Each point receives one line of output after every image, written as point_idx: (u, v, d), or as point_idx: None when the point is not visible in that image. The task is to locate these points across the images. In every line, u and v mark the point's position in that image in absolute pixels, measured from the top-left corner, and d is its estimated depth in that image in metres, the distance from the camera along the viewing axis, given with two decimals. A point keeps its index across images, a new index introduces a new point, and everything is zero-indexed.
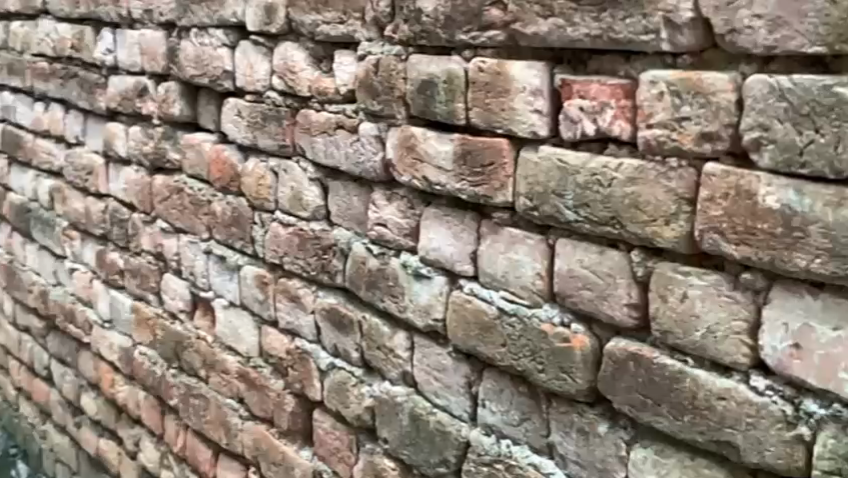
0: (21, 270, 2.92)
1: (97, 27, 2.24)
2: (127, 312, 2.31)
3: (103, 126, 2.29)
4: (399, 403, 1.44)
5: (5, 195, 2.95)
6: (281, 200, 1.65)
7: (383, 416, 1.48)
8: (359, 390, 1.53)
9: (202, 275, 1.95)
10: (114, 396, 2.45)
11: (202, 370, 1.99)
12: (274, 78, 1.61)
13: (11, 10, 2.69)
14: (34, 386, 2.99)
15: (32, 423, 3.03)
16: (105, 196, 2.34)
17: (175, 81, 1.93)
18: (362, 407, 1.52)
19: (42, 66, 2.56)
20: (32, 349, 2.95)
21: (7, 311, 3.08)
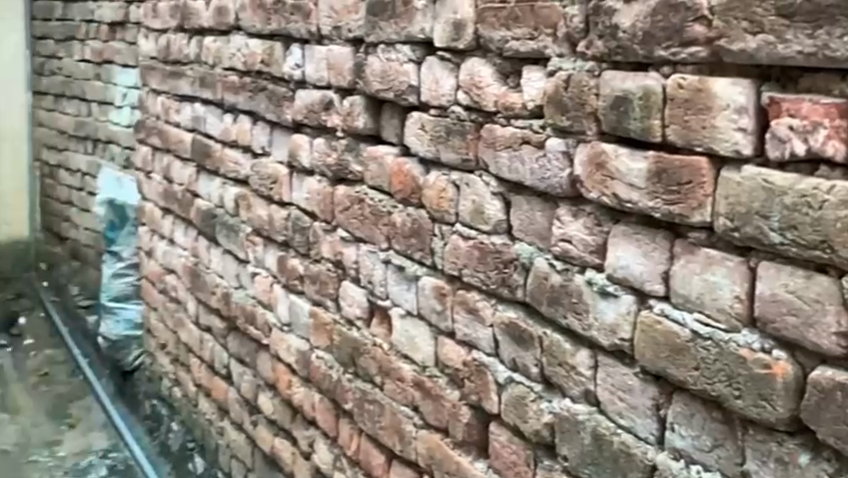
0: (205, 273, 3.06)
1: (286, 43, 2.33)
2: (305, 317, 2.38)
3: (288, 137, 2.39)
4: (581, 421, 1.43)
5: (193, 201, 3.11)
6: (462, 214, 1.67)
7: (563, 433, 1.47)
8: (538, 406, 1.53)
9: (380, 284, 1.99)
10: (290, 398, 2.53)
11: (377, 377, 2.04)
12: (459, 93, 1.64)
13: (206, 26, 2.85)
14: (213, 383, 3.13)
15: (210, 419, 3.18)
16: (287, 204, 2.43)
17: (360, 95, 1.98)
18: (541, 423, 1.52)
19: (232, 80, 2.69)
20: (213, 348, 3.09)
21: (190, 311, 3.24)
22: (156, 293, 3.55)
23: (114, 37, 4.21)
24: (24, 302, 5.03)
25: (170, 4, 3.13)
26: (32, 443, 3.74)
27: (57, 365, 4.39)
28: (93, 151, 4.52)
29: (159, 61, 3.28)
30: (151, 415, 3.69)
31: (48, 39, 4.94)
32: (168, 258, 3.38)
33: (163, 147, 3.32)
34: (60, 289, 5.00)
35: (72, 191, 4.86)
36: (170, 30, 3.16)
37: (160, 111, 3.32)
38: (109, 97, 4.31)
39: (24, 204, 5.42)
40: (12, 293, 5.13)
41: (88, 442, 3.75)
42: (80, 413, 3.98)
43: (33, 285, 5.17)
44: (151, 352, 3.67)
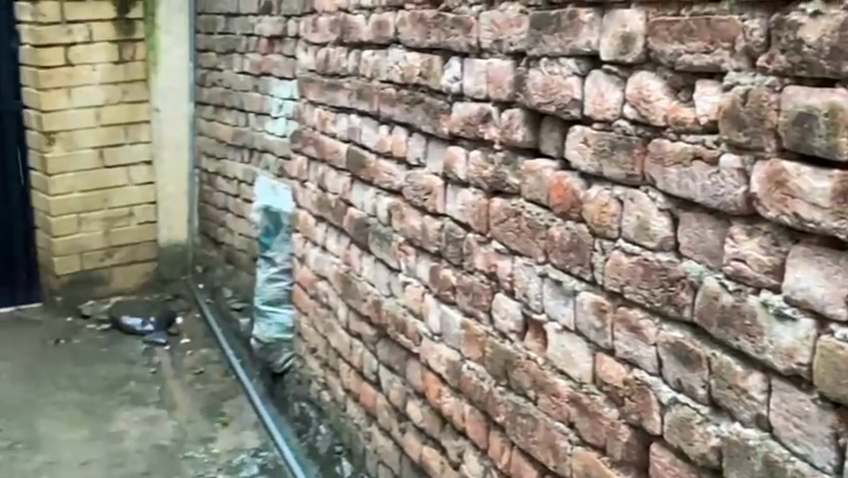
0: (357, 280, 3.13)
1: (445, 56, 2.36)
2: (457, 328, 2.40)
3: (444, 149, 2.41)
4: (751, 447, 1.43)
5: (346, 210, 3.18)
6: (626, 229, 1.66)
7: (731, 458, 1.47)
8: (704, 429, 1.52)
9: (536, 298, 1.99)
10: (440, 407, 2.56)
11: (531, 391, 2.04)
12: (626, 107, 1.63)
13: (365, 40, 2.91)
14: (362, 389, 3.19)
15: (358, 424, 3.24)
16: (440, 215, 2.45)
17: (520, 108, 1.99)
18: (707, 447, 1.52)
19: (390, 92, 2.74)
20: (363, 354, 3.15)
21: (341, 317, 3.31)
22: (307, 298, 3.64)
23: (272, 50, 4.34)
24: (181, 302, 5.29)
25: (329, 18, 3.21)
26: (188, 439, 3.89)
27: (211, 365, 4.59)
28: (249, 159, 4.68)
29: (318, 73, 3.36)
30: (299, 417, 3.78)
31: (209, 52, 5.04)
32: (321, 264, 3.46)
33: (319, 157, 3.41)
34: (214, 291, 5.18)
35: (227, 197, 4.99)
36: (329, 43, 3.24)
37: (316, 122, 3.41)
38: (266, 108, 4.45)
39: (184, 208, 5.44)
40: (170, 295, 5.40)
41: (240, 440, 3.89)
42: (232, 412, 4.13)
43: (189, 287, 5.39)
44: (301, 356, 3.76)
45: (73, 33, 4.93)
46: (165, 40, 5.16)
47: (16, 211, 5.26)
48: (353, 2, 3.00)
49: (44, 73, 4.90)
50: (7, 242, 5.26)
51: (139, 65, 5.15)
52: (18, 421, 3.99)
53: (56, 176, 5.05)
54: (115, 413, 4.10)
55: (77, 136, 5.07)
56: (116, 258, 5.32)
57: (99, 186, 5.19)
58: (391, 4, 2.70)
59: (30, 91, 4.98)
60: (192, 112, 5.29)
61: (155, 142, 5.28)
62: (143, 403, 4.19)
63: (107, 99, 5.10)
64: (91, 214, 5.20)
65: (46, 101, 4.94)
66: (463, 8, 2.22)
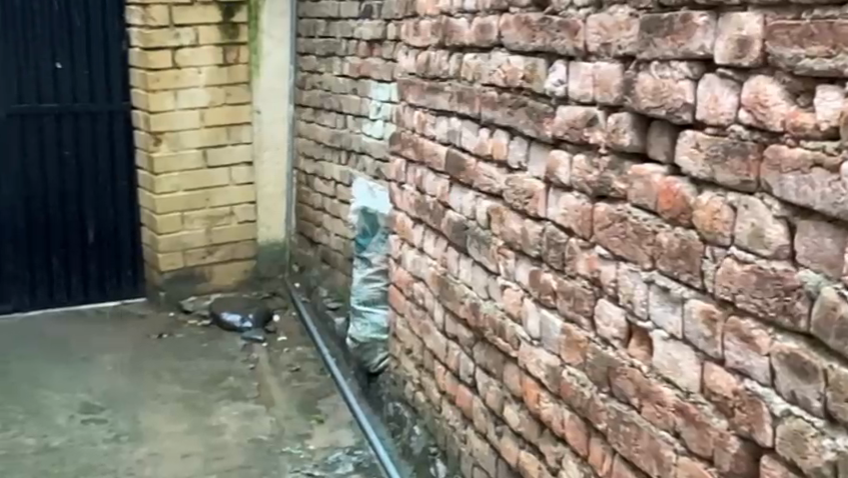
0: (454, 282, 3.13)
1: (549, 59, 2.35)
2: (557, 333, 2.38)
3: (546, 153, 2.40)
4: None
5: (444, 212, 3.20)
6: (739, 236, 1.63)
7: None
8: (819, 442, 1.48)
9: (641, 305, 1.96)
10: (538, 412, 2.54)
11: (634, 399, 2.01)
12: (741, 112, 1.60)
13: (468, 43, 2.92)
14: (458, 391, 3.19)
15: (453, 426, 3.25)
16: (541, 220, 2.44)
17: (627, 112, 1.97)
18: (822, 461, 1.48)
19: (492, 95, 2.74)
20: (459, 357, 3.15)
21: (437, 319, 3.33)
22: (403, 300, 3.66)
23: (371, 54, 4.40)
24: (278, 300, 5.41)
25: (431, 21, 3.23)
26: (286, 435, 3.96)
27: (307, 363, 4.67)
28: (347, 161, 4.74)
29: (418, 76, 3.39)
30: (394, 417, 3.81)
31: (310, 55, 5.13)
32: (418, 266, 3.48)
33: (417, 159, 3.43)
34: (310, 290, 5.26)
35: (324, 198, 5.06)
36: (430, 46, 3.26)
37: (416, 125, 3.43)
38: (365, 110, 4.50)
39: (282, 207, 5.55)
40: (267, 293, 5.51)
41: (336, 438, 3.94)
42: (327, 410, 4.19)
43: (285, 285, 5.49)
44: (396, 356, 3.79)
45: (179, 37, 5.07)
46: (267, 44, 5.28)
47: (123, 209, 5.43)
48: (455, 5, 3.01)
49: (152, 75, 5.05)
50: (114, 239, 5.45)
51: (242, 68, 5.25)
52: (123, 412, 4.13)
53: (162, 175, 5.20)
54: (215, 407, 4.20)
55: (182, 137, 5.20)
56: (217, 256, 5.42)
57: (203, 186, 5.31)
58: (495, 7, 2.70)
59: (139, 92, 5.15)
60: (291, 113, 5.41)
61: (256, 143, 5.40)
62: (242, 398, 4.29)
63: (212, 100, 5.23)
64: (194, 212, 5.32)
65: (154, 102, 5.09)
66: (570, 11, 2.21)
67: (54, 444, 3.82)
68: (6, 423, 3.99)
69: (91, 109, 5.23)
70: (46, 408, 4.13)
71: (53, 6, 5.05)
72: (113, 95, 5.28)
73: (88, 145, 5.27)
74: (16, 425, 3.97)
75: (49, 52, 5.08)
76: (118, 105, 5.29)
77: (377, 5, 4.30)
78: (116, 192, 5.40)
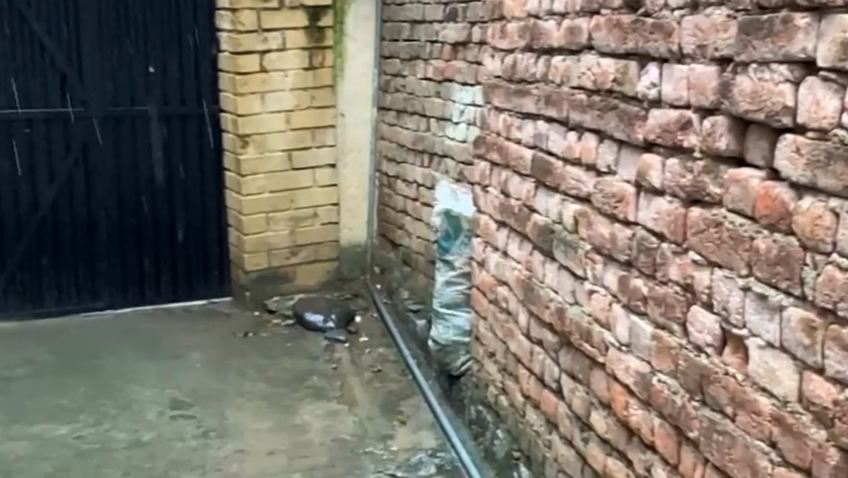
0: (539, 287, 3.12)
1: (642, 61, 2.32)
2: (647, 339, 2.35)
3: (637, 157, 2.37)
4: None
5: (529, 215, 3.19)
6: (841, 243, 1.59)
7: None
8: None
9: (737, 312, 1.92)
10: (626, 418, 2.52)
11: (728, 408, 1.98)
12: (845, 115, 1.57)
13: (556, 45, 2.90)
14: (542, 396, 3.17)
15: (537, 431, 3.24)
16: (632, 224, 2.41)
17: (724, 115, 1.93)
18: None
19: (580, 99, 2.72)
20: (544, 361, 3.14)
21: (522, 323, 3.31)
22: (486, 303, 3.66)
23: (455, 57, 4.41)
24: (360, 301, 5.46)
25: (519, 24, 3.22)
26: (369, 435, 4.00)
27: (389, 364, 4.70)
28: (429, 164, 4.75)
29: (504, 79, 3.38)
30: (476, 421, 3.81)
31: (394, 58, 5.17)
32: (502, 269, 3.47)
33: (503, 162, 3.42)
34: (391, 291, 5.30)
35: (406, 200, 5.09)
36: (517, 49, 3.25)
37: (501, 128, 3.43)
38: (448, 113, 4.51)
39: (364, 209, 5.60)
40: (349, 293, 5.56)
41: (418, 440, 3.96)
42: (410, 412, 4.21)
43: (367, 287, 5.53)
44: (478, 359, 3.79)
45: (268, 41, 5.16)
46: (352, 47, 5.34)
47: (212, 210, 5.55)
48: (544, 8, 3.00)
49: (241, 79, 5.15)
50: (202, 239, 5.57)
51: (327, 72, 5.32)
52: (210, 409, 4.21)
53: (248, 177, 5.29)
54: (299, 405, 4.26)
55: (268, 139, 5.29)
56: (300, 256, 5.50)
57: (288, 187, 5.39)
58: (585, 9, 2.68)
59: (228, 96, 5.26)
60: (373, 116, 5.45)
61: (339, 146, 5.47)
62: (325, 398, 4.34)
63: (297, 103, 5.31)
64: (279, 214, 5.40)
65: (242, 105, 5.18)
66: (664, 13, 2.18)
67: (144, 439, 3.92)
68: (98, 417, 4.11)
69: (182, 112, 5.36)
70: (137, 403, 4.24)
71: (147, 11, 5.20)
72: (203, 98, 5.40)
73: (178, 147, 5.40)
74: (109, 420, 4.08)
75: (143, 56, 5.23)
76: (208, 108, 5.41)
77: (462, 8, 4.31)
78: (204, 193, 5.51)
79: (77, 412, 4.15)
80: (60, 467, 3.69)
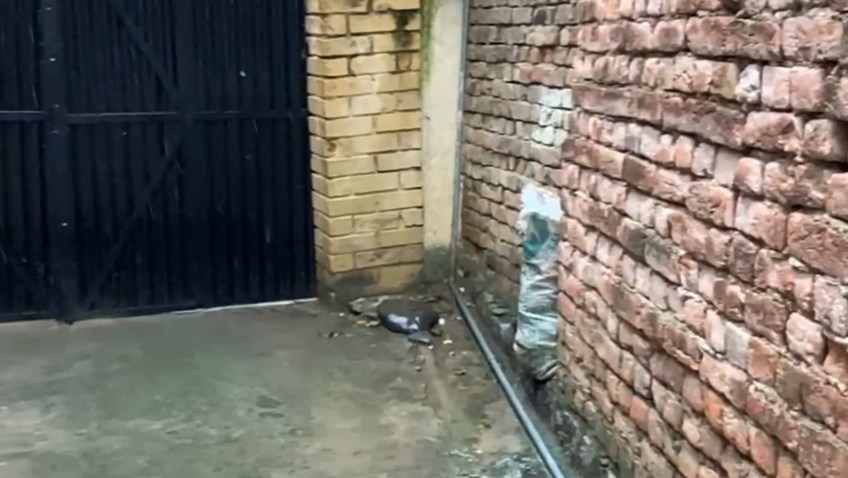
0: (630, 292, 3.09)
1: (741, 63, 2.28)
2: (744, 347, 2.30)
3: (735, 161, 2.33)
4: None
5: (620, 220, 3.16)
6: None
7: None
8: None
9: (839, 320, 1.88)
10: (721, 427, 2.47)
11: (829, 418, 1.93)
12: None
13: (650, 48, 2.87)
14: (632, 403, 3.14)
15: (626, 438, 3.20)
16: (729, 229, 2.37)
17: (828, 118, 1.89)
18: None
19: (675, 101, 2.69)
20: (634, 367, 3.10)
21: (610, 328, 3.28)
22: (574, 307, 3.63)
23: (543, 59, 4.39)
24: (444, 304, 5.47)
25: (611, 26, 3.20)
26: (454, 437, 4.00)
27: (473, 367, 4.71)
28: (515, 167, 4.74)
29: (595, 82, 3.36)
30: (562, 426, 3.80)
31: (481, 61, 5.17)
32: (590, 273, 3.45)
33: (592, 166, 3.40)
34: (474, 294, 5.30)
35: (491, 204, 5.09)
36: (608, 51, 3.22)
37: (591, 131, 3.40)
38: (535, 116, 4.49)
39: (449, 213, 5.62)
40: (433, 296, 5.57)
41: (503, 443, 3.95)
42: (494, 415, 4.20)
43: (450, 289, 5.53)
44: (565, 364, 3.77)
45: (356, 45, 5.22)
46: (438, 51, 5.38)
47: (299, 212, 5.62)
48: (638, 10, 2.97)
49: (329, 83, 5.22)
50: (290, 240, 5.65)
51: (413, 75, 5.36)
52: (298, 407, 4.28)
53: (335, 179, 5.35)
54: (385, 406, 4.29)
55: (355, 142, 5.35)
56: (385, 258, 5.54)
57: (373, 190, 5.43)
58: (681, 11, 2.64)
59: (316, 99, 5.34)
60: (460, 120, 5.48)
61: (425, 149, 5.49)
62: (411, 399, 4.37)
63: (384, 107, 5.35)
64: (365, 216, 5.46)
65: (330, 108, 5.25)
66: (764, 14, 2.14)
67: (235, 435, 4.00)
68: (190, 413, 4.21)
69: (272, 115, 5.46)
70: (227, 400, 4.33)
71: (240, 16, 5.32)
72: (292, 102, 5.49)
73: (268, 150, 5.50)
74: (200, 416, 4.18)
75: (235, 60, 5.35)
76: (297, 112, 5.49)
77: (550, 10, 4.29)
78: (292, 195, 5.59)
79: (170, 408, 4.26)
80: (154, 460, 3.79)
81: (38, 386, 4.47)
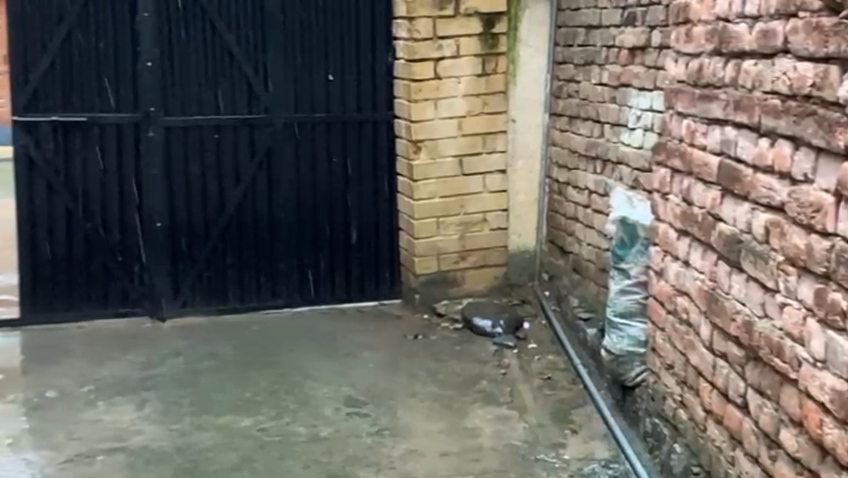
0: (724, 298, 3.03)
1: (844, 65, 2.23)
2: (845, 356, 2.24)
3: (838, 165, 2.27)
4: None
5: (714, 224, 3.10)
6: None
7: None
8: None
9: None
10: (820, 438, 2.41)
11: None
12: None
13: (747, 49, 2.82)
14: (725, 411, 3.08)
15: (719, 446, 3.14)
16: (830, 235, 2.31)
17: None
18: None
19: (774, 104, 2.64)
20: (727, 375, 3.04)
21: (704, 335, 3.22)
22: (664, 313, 3.59)
23: (633, 61, 4.35)
24: (528, 308, 5.44)
25: (706, 28, 3.15)
26: (540, 442, 3.98)
27: (558, 372, 4.68)
28: (602, 170, 4.71)
29: (689, 84, 3.31)
30: (652, 433, 3.76)
31: (568, 64, 5.15)
32: (682, 278, 3.40)
33: (685, 170, 3.35)
34: (560, 298, 5.26)
35: (577, 207, 5.05)
36: (703, 53, 3.18)
37: (684, 134, 3.35)
38: (624, 119, 4.45)
39: (534, 215, 5.60)
40: (517, 299, 5.56)
41: (591, 450, 3.92)
42: (581, 421, 4.17)
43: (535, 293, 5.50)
44: (655, 371, 3.72)
45: (442, 49, 5.26)
46: (525, 53, 5.38)
47: (384, 214, 5.68)
48: (734, 11, 2.92)
49: (415, 86, 5.27)
50: (375, 241, 5.71)
51: (499, 78, 5.37)
52: (384, 408, 4.32)
53: (420, 182, 5.39)
54: (470, 409, 4.31)
55: (441, 145, 5.38)
56: (470, 261, 5.55)
57: (458, 193, 5.46)
58: (780, 11, 2.59)
59: (403, 102, 5.39)
60: (545, 122, 5.45)
61: (510, 151, 5.49)
62: (496, 403, 4.36)
63: (470, 109, 5.37)
64: (449, 219, 5.48)
65: (416, 111, 5.30)
66: None
67: (322, 434, 4.05)
68: (279, 410, 4.29)
69: (358, 118, 5.55)
70: (315, 399, 4.40)
71: (328, 21, 5.43)
72: (378, 105, 5.57)
73: (354, 152, 5.58)
74: (289, 414, 4.25)
75: (323, 64, 5.46)
76: (383, 114, 5.57)
77: (641, 12, 4.25)
78: (378, 196, 5.66)
79: (260, 405, 4.35)
80: (245, 457, 3.86)
81: (133, 381, 4.61)
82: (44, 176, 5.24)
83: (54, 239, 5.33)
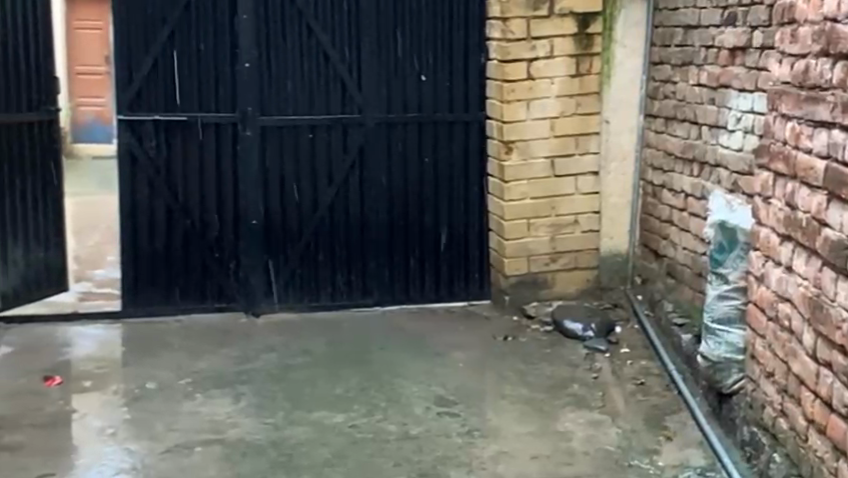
0: (829, 305, 2.96)
1: None
2: None
3: None
4: None
5: (819, 229, 3.04)
6: None
7: None
8: None
9: None
10: None
11: None
12: None
13: None
14: (828, 421, 3.01)
15: (821, 457, 3.07)
16: None
17: None
18: None
19: None
20: (831, 384, 2.97)
21: (806, 343, 3.15)
22: (764, 318, 3.53)
23: (733, 62, 4.28)
24: (620, 312, 5.40)
25: (812, 28, 3.09)
26: (634, 448, 3.95)
27: (652, 377, 4.64)
28: (699, 173, 4.64)
29: (794, 86, 3.25)
30: (750, 442, 3.69)
31: (664, 64, 5.08)
32: (784, 285, 3.33)
33: (789, 173, 3.28)
34: (653, 303, 5.21)
35: (672, 210, 4.98)
36: (810, 53, 3.11)
37: (788, 136, 3.29)
38: (723, 120, 4.38)
39: (627, 217, 5.52)
40: (609, 303, 5.51)
41: (686, 457, 3.86)
42: (675, 428, 4.12)
43: (627, 296, 5.45)
44: (754, 379, 3.66)
45: (535, 49, 5.27)
46: (619, 54, 5.32)
47: (474, 214, 5.72)
48: (843, 10, 2.86)
49: (508, 86, 5.29)
50: (465, 242, 5.74)
51: (593, 79, 5.36)
52: (474, 408, 4.35)
53: (512, 183, 5.40)
54: (561, 412, 4.30)
55: (533, 145, 5.38)
56: (561, 263, 5.54)
57: (550, 194, 5.45)
58: None
59: (496, 103, 5.42)
60: (639, 124, 5.37)
61: (603, 153, 5.44)
62: (587, 406, 4.35)
63: (563, 110, 5.37)
64: (541, 220, 5.47)
65: (509, 111, 5.32)
66: None
67: (413, 433, 4.10)
68: (370, 408, 4.35)
69: (450, 119, 5.59)
70: (406, 398, 4.45)
71: (422, 22, 5.50)
72: (470, 106, 5.61)
73: (445, 153, 5.63)
74: (380, 411, 4.32)
75: (416, 65, 5.52)
76: (475, 115, 5.61)
77: (743, 11, 4.18)
78: (468, 196, 5.69)
79: (352, 402, 4.42)
80: (337, 453, 3.92)
81: (229, 375, 4.73)
82: (146, 175, 5.44)
83: (154, 235, 5.52)
